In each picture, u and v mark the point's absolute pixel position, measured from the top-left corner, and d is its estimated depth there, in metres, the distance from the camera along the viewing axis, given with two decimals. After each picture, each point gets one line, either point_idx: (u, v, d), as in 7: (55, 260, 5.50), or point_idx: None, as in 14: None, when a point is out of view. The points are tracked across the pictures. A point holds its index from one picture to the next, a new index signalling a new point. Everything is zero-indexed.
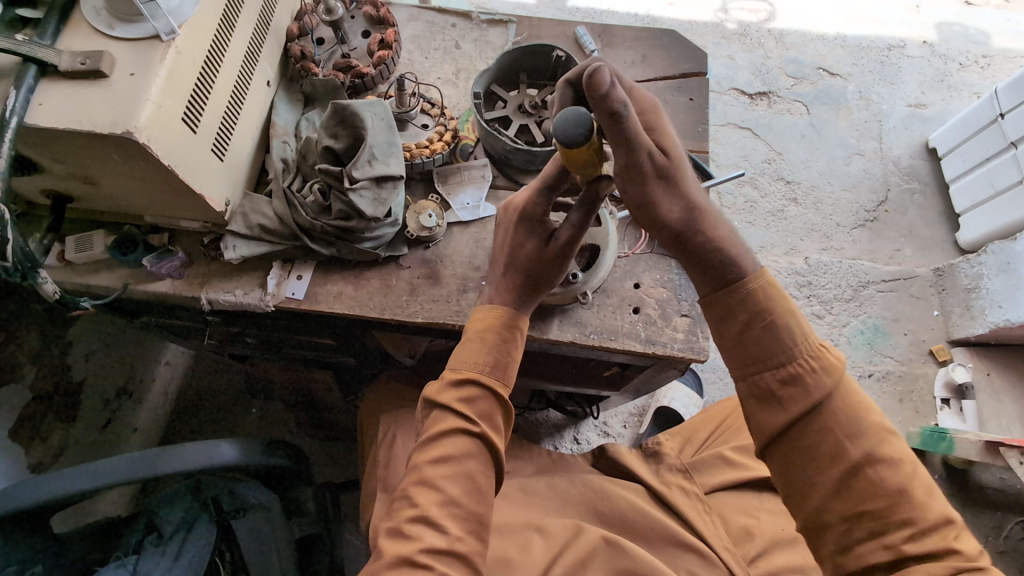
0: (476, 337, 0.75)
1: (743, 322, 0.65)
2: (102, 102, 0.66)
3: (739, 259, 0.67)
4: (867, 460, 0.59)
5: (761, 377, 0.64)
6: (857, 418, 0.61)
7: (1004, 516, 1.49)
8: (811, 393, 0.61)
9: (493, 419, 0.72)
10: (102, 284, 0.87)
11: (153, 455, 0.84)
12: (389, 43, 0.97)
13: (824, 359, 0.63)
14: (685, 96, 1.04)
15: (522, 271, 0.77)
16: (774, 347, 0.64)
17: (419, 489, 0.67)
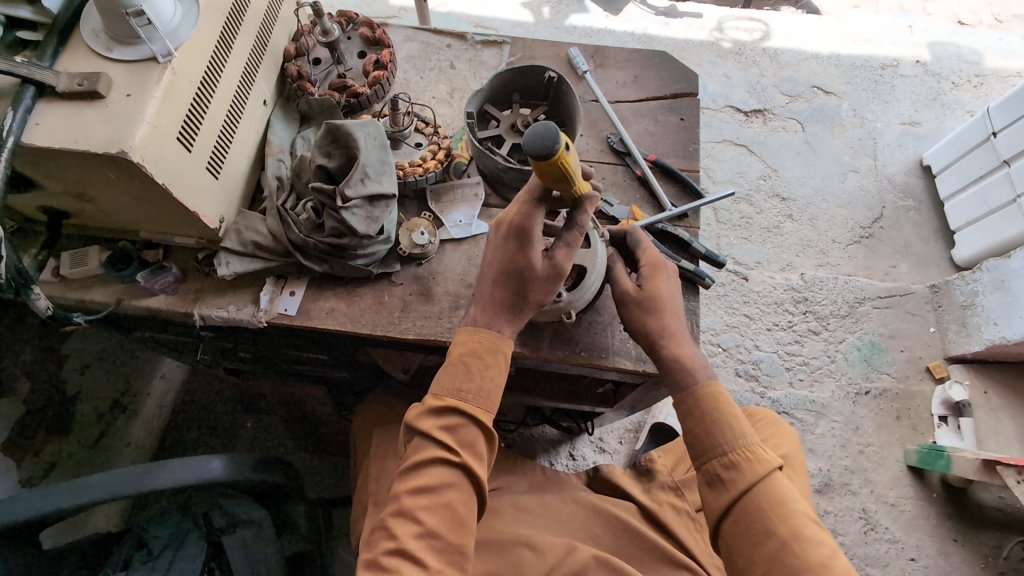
0: (458, 362, 0.74)
1: (695, 418, 0.76)
2: (99, 123, 0.67)
3: (688, 367, 0.78)
4: (793, 538, 0.68)
5: (708, 463, 0.74)
6: (786, 500, 0.70)
7: (1003, 536, 1.48)
8: (745, 478, 0.71)
9: (475, 447, 0.72)
10: (97, 300, 0.88)
11: (141, 472, 0.83)
12: (384, 63, 0.98)
13: (759, 452, 0.73)
14: (676, 116, 1.06)
15: (511, 289, 0.76)
16: (715, 439, 0.74)
17: (398, 519, 0.69)
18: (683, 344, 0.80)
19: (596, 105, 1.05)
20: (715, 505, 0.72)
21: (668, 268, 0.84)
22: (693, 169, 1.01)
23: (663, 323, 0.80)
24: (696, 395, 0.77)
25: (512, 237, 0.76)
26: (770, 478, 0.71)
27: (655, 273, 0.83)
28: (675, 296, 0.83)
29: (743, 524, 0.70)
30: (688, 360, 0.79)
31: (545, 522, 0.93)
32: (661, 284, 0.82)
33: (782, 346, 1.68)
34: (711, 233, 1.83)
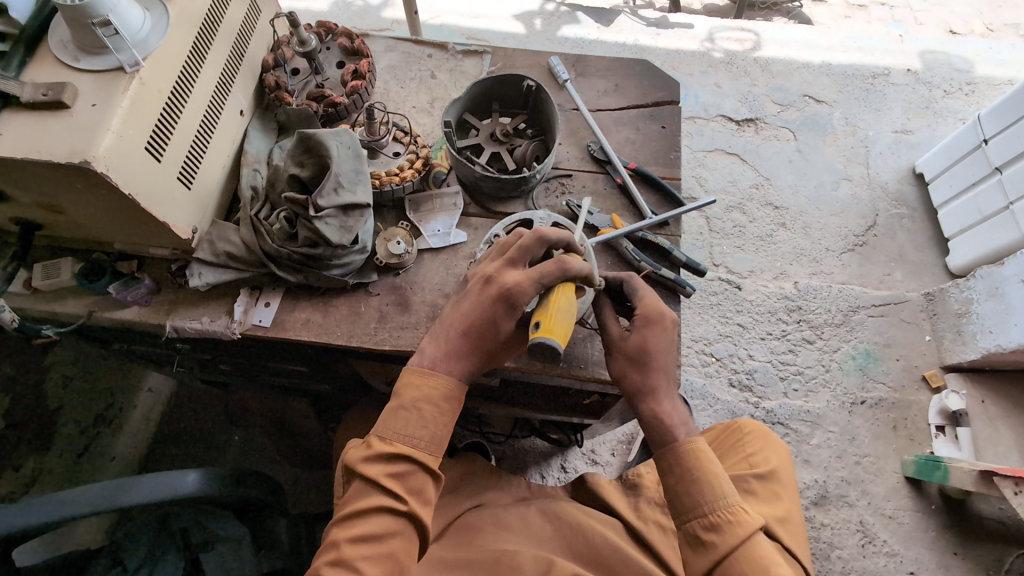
0: (412, 407, 0.73)
1: (678, 478, 0.76)
2: (64, 133, 0.67)
3: (672, 426, 0.78)
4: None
5: (689, 524, 0.74)
6: (767, 565, 0.69)
7: (1004, 548, 1.45)
8: (726, 541, 0.71)
9: (424, 495, 0.71)
10: (68, 311, 0.87)
11: (114, 487, 0.80)
12: (362, 73, 1.00)
13: (741, 515, 0.72)
14: (658, 124, 1.05)
15: (478, 337, 0.76)
16: (696, 500, 0.74)
17: (335, 570, 0.66)
18: (666, 401, 0.79)
19: (577, 113, 1.05)
20: (698, 567, 0.72)
21: (668, 323, 0.80)
22: (674, 177, 1.01)
23: (646, 380, 0.79)
24: (680, 455, 0.76)
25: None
26: (751, 541, 0.71)
27: (650, 327, 0.80)
28: (667, 351, 0.80)
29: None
30: (668, 418, 0.78)
31: (526, 539, 0.91)
32: (652, 340, 0.79)
33: (776, 356, 1.66)
34: (703, 242, 1.82)
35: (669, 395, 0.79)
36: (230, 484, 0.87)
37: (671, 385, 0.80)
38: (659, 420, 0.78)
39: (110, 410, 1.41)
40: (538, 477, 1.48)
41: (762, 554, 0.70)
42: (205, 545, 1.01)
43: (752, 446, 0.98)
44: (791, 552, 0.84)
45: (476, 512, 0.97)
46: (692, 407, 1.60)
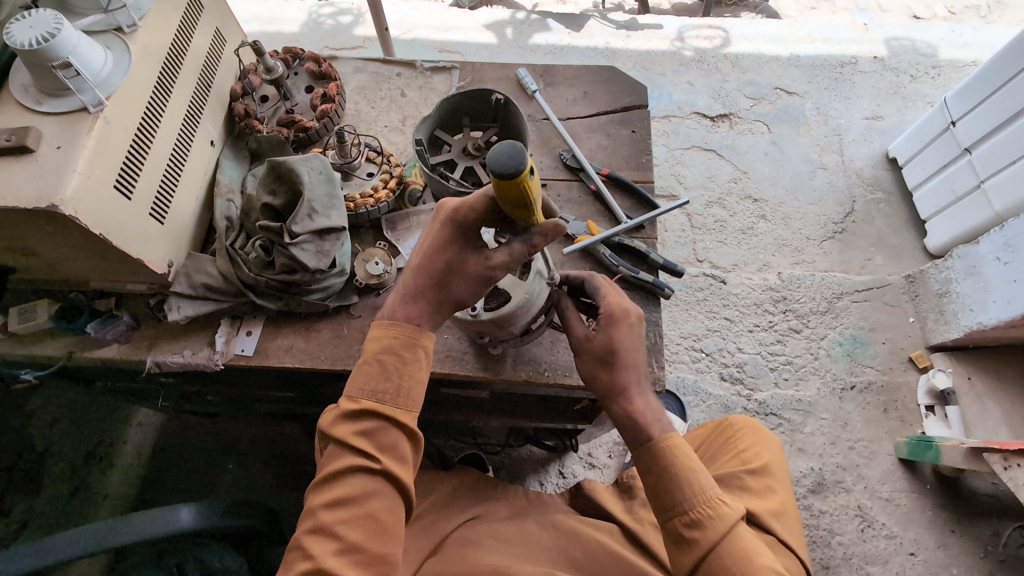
0: (374, 360, 0.71)
1: (654, 477, 0.76)
2: (29, 177, 0.67)
3: (648, 426, 0.78)
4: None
5: (670, 522, 0.74)
6: (751, 556, 0.71)
7: (999, 522, 1.46)
8: (707, 537, 0.71)
9: (396, 450, 0.69)
10: (48, 353, 0.86)
11: (107, 525, 0.78)
12: (331, 96, 1.00)
13: (722, 507, 0.73)
14: (628, 128, 1.07)
15: (438, 284, 0.73)
16: (676, 497, 0.74)
17: (315, 537, 0.65)
18: (637, 399, 0.79)
19: (547, 123, 1.06)
20: (685, 565, 0.72)
21: (631, 319, 0.80)
22: (648, 180, 1.02)
23: (616, 378, 0.79)
24: (657, 455, 0.76)
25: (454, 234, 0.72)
26: (733, 533, 0.72)
27: (615, 325, 0.79)
28: (633, 347, 0.79)
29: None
30: (641, 415, 0.78)
31: (522, 550, 0.90)
32: (618, 337, 0.78)
33: (764, 347, 1.68)
34: (686, 239, 1.84)
35: (640, 389, 0.80)
36: (225, 515, 0.86)
37: (640, 379, 0.80)
38: (632, 420, 0.78)
39: (101, 447, 1.38)
40: (537, 485, 1.48)
41: (746, 545, 0.72)
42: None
43: (743, 442, 0.99)
44: (784, 543, 0.87)
45: (470, 526, 0.96)
46: (686, 403, 1.61)
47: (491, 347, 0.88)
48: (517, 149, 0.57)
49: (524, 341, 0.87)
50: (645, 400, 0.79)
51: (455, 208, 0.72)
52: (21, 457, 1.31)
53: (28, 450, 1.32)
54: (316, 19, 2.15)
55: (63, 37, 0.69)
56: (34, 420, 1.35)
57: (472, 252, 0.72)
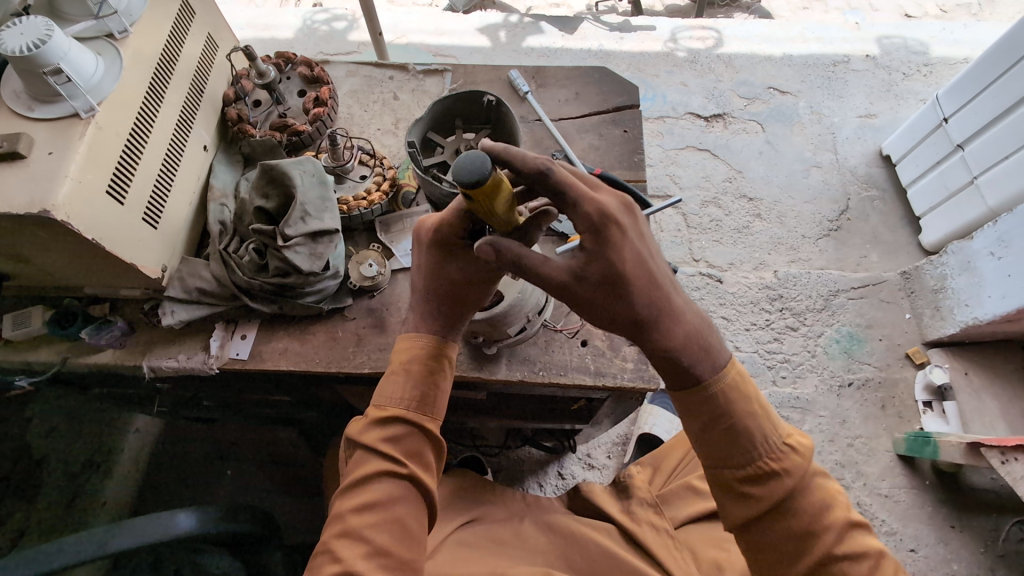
0: (400, 370, 0.72)
1: (705, 427, 0.66)
2: (21, 183, 0.67)
3: (692, 364, 0.64)
4: (827, 558, 0.64)
5: (723, 474, 0.66)
6: (817, 516, 0.65)
7: (999, 517, 1.46)
8: (773, 490, 0.64)
9: (422, 457, 0.70)
10: (42, 359, 0.86)
11: (104, 531, 0.78)
12: (324, 99, 1.00)
13: (787, 460, 0.65)
14: (620, 128, 1.07)
15: (447, 298, 0.72)
16: (733, 448, 0.65)
17: (343, 541, 0.65)
18: (671, 317, 0.63)
19: (540, 123, 1.06)
20: (737, 519, 0.66)
21: (618, 222, 0.61)
22: (640, 179, 1.02)
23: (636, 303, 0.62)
24: (707, 404, 0.65)
25: (436, 248, 0.69)
26: (797, 488, 0.65)
27: (603, 238, 0.60)
28: (638, 257, 0.61)
29: (768, 536, 0.65)
30: (679, 348, 0.63)
31: (520, 552, 0.90)
32: (612, 252, 0.60)
33: (761, 345, 1.68)
34: (682, 238, 1.84)
35: (673, 304, 0.64)
36: (223, 520, 0.86)
37: (667, 286, 0.64)
38: (673, 351, 0.63)
39: (99, 454, 1.38)
40: (536, 487, 1.47)
41: (813, 502, 0.65)
42: None
43: None
44: None
45: (468, 528, 0.95)
46: None
47: (486, 347, 0.88)
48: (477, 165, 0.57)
49: (519, 340, 0.88)
50: (680, 330, 0.64)
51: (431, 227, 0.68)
52: (17, 467, 1.29)
53: (24, 458, 1.30)
54: (310, 25, 2.16)
55: (54, 44, 0.69)
56: (31, 429, 1.33)
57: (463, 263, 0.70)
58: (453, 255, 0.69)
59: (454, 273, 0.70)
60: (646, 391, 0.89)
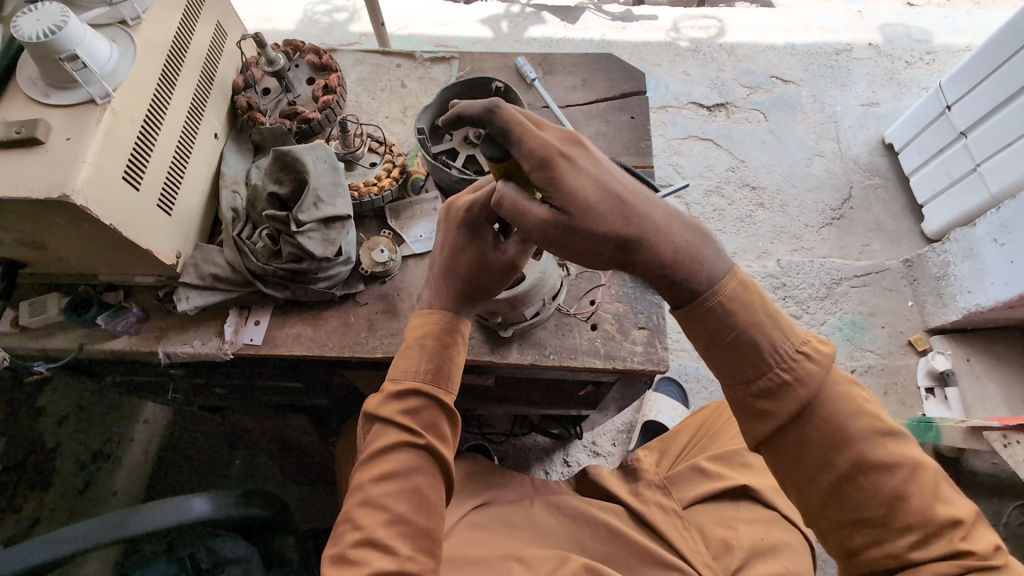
0: (415, 345, 0.72)
1: (712, 340, 0.62)
2: (39, 168, 0.67)
3: (700, 272, 0.60)
4: (856, 466, 0.59)
5: (738, 391, 0.63)
6: (844, 424, 0.60)
7: (1001, 502, 1.45)
8: (793, 400, 0.60)
9: (439, 428, 0.71)
10: (59, 346, 0.87)
11: (119, 517, 0.79)
12: (333, 87, 1.00)
13: (802, 369, 0.60)
14: (627, 114, 1.08)
15: (464, 280, 0.73)
16: (750, 357, 0.61)
17: (364, 510, 0.66)
18: (653, 236, 0.58)
19: (547, 110, 1.08)
20: (755, 436, 0.62)
21: (563, 152, 0.56)
22: (647, 164, 1.03)
23: (610, 230, 0.57)
24: (706, 319, 0.61)
25: (464, 224, 0.71)
26: (814, 400, 0.61)
27: (554, 169, 0.56)
28: (599, 180, 0.57)
29: (790, 457, 0.62)
30: (668, 263, 0.58)
31: (531, 535, 0.91)
32: (568, 183, 0.56)
33: None
34: None
35: (653, 219, 0.58)
36: (235, 505, 0.86)
37: (641, 198, 0.58)
38: (664, 269, 0.59)
39: (110, 443, 1.38)
40: (542, 474, 1.48)
41: (838, 411, 0.60)
42: (214, 569, 1.02)
43: None
44: (788, 518, 0.93)
45: (480, 511, 0.95)
46: (687, 390, 1.61)
47: (502, 330, 0.88)
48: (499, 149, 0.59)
49: (533, 324, 0.89)
50: (670, 231, 0.59)
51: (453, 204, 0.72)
52: (30, 454, 1.31)
53: (37, 445, 1.32)
54: (312, 16, 2.16)
55: (70, 30, 0.70)
56: (44, 417, 1.34)
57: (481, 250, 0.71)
58: (480, 232, 0.71)
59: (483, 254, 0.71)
60: (656, 373, 0.90)
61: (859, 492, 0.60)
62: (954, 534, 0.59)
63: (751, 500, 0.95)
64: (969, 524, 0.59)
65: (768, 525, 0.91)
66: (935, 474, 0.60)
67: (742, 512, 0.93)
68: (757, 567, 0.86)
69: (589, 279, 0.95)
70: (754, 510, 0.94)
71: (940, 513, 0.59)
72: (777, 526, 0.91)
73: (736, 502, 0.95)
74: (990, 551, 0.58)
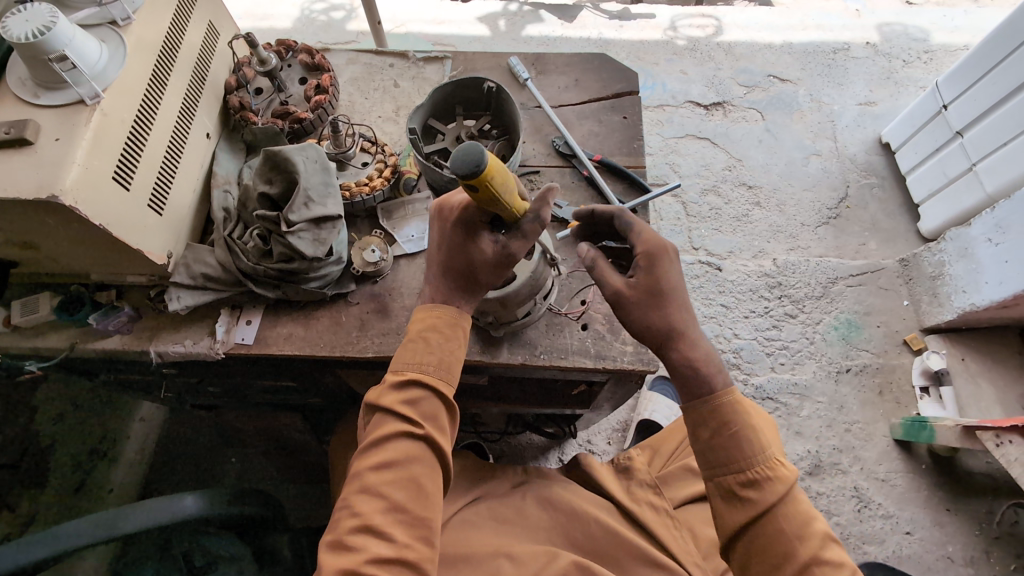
0: (419, 337, 0.73)
1: (714, 433, 0.70)
2: (29, 168, 0.68)
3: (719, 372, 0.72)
4: (815, 558, 0.64)
5: (723, 480, 0.69)
6: (807, 523, 0.66)
7: (994, 501, 1.45)
8: (767, 498, 0.66)
9: (439, 419, 0.71)
10: (51, 345, 0.87)
11: (110, 515, 0.79)
12: (325, 87, 1.01)
13: (783, 470, 0.68)
14: (620, 114, 1.08)
15: (462, 275, 0.74)
16: (738, 453, 0.69)
17: (364, 497, 0.67)
18: (691, 341, 0.73)
19: (540, 110, 1.08)
20: (734, 521, 0.68)
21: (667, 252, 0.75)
22: (639, 165, 1.03)
23: (671, 316, 0.73)
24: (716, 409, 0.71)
25: (459, 222, 0.72)
26: (790, 497, 0.67)
27: (655, 259, 0.74)
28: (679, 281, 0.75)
29: (756, 546, 0.67)
30: (702, 360, 0.72)
31: (522, 533, 0.91)
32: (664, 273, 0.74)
33: (760, 332, 1.68)
34: (681, 227, 1.84)
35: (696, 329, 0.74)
36: (228, 503, 0.87)
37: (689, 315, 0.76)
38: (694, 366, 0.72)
39: (105, 442, 1.39)
40: None
41: (804, 511, 0.67)
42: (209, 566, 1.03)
43: None
44: None
45: (472, 509, 0.95)
46: None
47: (494, 330, 0.89)
48: (468, 155, 0.58)
49: (524, 324, 0.89)
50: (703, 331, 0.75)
51: (445, 204, 0.74)
52: (25, 454, 1.30)
53: (32, 445, 1.31)
54: (309, 15, 2.16)
55: (59, 30, 0.70)
56: (39, 416, 1.34)
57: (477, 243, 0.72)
58: (474, 228, 0.72)
59: (479, 247, 0.72)
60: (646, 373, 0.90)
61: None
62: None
63: None
64: None
65: None
66: None
67: None
68: None
69: (581, 279, 0.95)
70: None
71: None
72: None
73: None
74: None
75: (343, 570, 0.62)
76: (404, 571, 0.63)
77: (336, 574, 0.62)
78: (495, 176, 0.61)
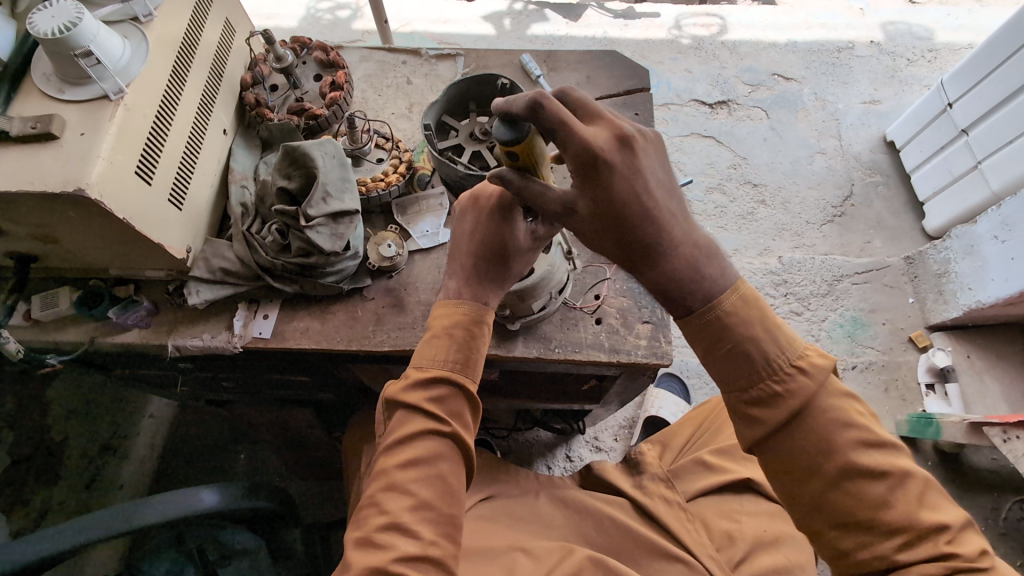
0: (443, 334, 0.73)
1: (709, 347, 0.64)
2: (54, 163, 0.69)
3: (710, 280, 0.63)
4: (844, 472, 0.59)
5: (731, 398, 0.65)
6: (829, 434, 0.60)
7: (1000, 497, 1.46)
8: (778, 411, 0.61)
9: (463, 417, 0.72)
10: (70, 339, 0.88)
11: (129, 508, 0.79)
12: (340, 84, 1.02)
13: (794, 382, 0.61)
14: (631, 111, 1.09)
15: (491, 264, 0.76)
16: (745, 368, 0.63)
17: (389, 494, 0.67)
18: (671, 254, 0.63)
19: None
20: (748, 441, 0.63)
21: (608, 156, 0.59)
22: None
23: (635, 233, 0.62)
24: (709, 322, 0.63)
25: (496, 208, 0.74)
26: (806, 408, 0.61)
27: (596, 169, 0.59)
28: (635, 189, 0.60)
29: (777, 468, 0.62)
30: (675, 275, 0.62)
31: (537, 527, 0.92)
32: (613, 189, 0.59)
33: None
34: None
35: (673, 233, 0.62)
36: (244, 497, 0.87)
37: (669, 212, 0.63)
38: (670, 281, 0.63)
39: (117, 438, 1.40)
40: (544, 468, 1.50)
41: (824, 421, 0.61)
42: (224, 559, 1.04)
43: None
44: None
45: (487, 504, 0.96)
46: (689, 386, 1.62)
47: (510, 324, 0.89)
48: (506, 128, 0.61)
49: (539, 318, 0.90)
50: (683, 234, 0.63)
51: (479, 193, 0.76)
52: (38, 449, 1.32)
53: (45, 441, 1.33)
54: (314, 14, 2.16)
55: (85, 26, 0.71)
56: (51, 413, 1.35)
57: (511, 232, 0.74)
58: (509, 217, 0.74)
59: (510, 235, 0.74)
60: (659, 368, 0.91)
61: (844, 494, 0.60)
62: (940, 538, 0.58)
63: (754, 494, 0.96)
64: (956, 528, 0.59)
65: (770, 518, 0.92)
66: (920, 483, 0.60)
67: (745, 505, 0.94)
68: (759, 558, 0.88)
69: (594, 274, 0.96)
70: (756, 504, 0.95)
71: (927, 518, 0.58)
72: (778, 516, 0.93)
73: (738, 496, 0.96)
74: (977, 555, 0.57)
75: (371, 566, 0.62)
76: (428, 568, 0.64)
77: (360, 570, 0.62)
78: (534, 144, 0.63)
